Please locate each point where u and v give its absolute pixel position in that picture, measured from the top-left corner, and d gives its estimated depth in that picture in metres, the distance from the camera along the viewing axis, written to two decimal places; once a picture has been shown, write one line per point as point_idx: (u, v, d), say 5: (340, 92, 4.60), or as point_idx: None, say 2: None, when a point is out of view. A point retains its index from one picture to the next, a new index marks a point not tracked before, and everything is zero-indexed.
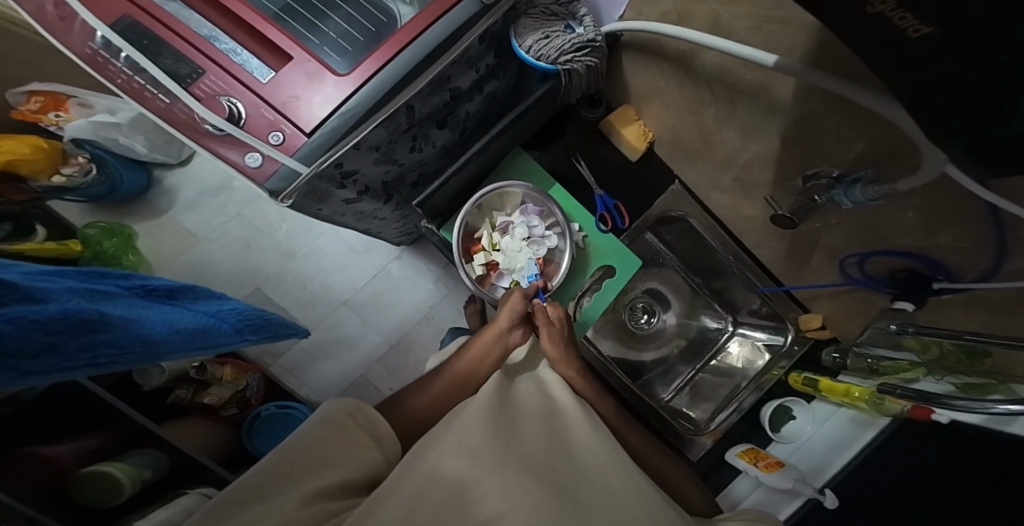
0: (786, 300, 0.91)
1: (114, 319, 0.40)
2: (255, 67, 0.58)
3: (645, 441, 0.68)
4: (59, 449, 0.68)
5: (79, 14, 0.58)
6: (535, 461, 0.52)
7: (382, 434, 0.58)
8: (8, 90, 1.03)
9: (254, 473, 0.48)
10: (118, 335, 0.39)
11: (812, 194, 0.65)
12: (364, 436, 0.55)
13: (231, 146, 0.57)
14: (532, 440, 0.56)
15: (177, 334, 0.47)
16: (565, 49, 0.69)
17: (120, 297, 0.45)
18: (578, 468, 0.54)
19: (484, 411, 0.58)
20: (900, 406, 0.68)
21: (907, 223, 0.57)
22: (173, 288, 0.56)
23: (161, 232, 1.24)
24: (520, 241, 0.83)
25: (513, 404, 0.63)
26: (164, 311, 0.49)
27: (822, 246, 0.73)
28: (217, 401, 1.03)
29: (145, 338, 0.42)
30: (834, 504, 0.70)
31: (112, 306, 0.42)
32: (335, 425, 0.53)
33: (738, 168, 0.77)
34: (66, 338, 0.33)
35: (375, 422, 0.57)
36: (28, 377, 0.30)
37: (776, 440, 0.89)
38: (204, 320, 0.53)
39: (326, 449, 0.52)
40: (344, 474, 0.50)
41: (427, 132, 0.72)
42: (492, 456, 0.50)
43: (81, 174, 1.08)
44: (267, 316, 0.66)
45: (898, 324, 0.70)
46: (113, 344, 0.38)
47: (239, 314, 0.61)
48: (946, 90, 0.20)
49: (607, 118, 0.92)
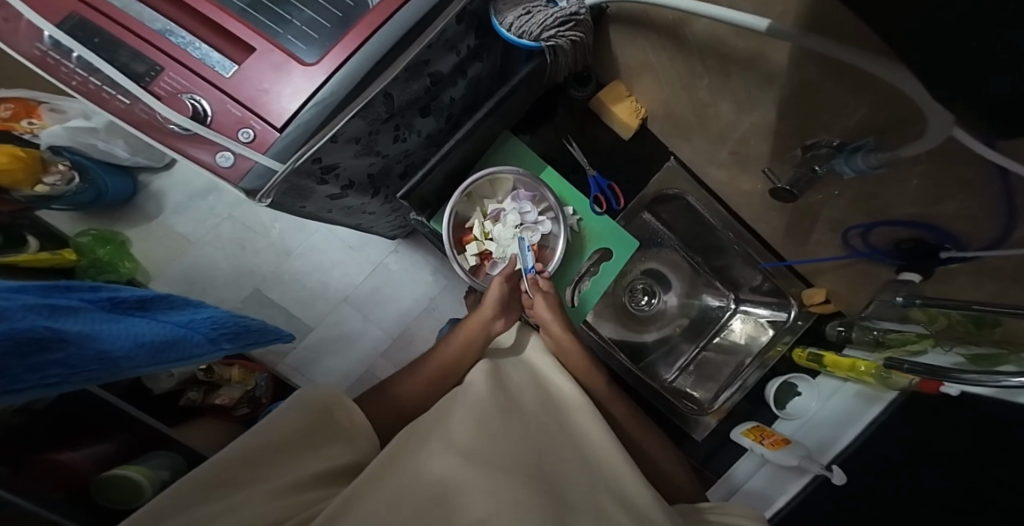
0: (788, 275, 0.89)
1: (71, 335, 0.38)
2: (217, 61, 0.55)
3: (644, 433, 0.68)
4: (74, 455, 0.67)
5: (23, 13, 0.55)
6: (524, 455, 0.51)
7: (358, 423, 0.57)
8: None
9: (224, 454, 0.46)
10: (72, 353, 0.37)
11: (813, 163, 0.61)
12: (339, 432, 0.55)
13: (200, 146, 0.56)
14: (516, 430, 0.54)
15: (143, 347, 0.45)
16: (547, 25, 0.65)
17: (84, 311, 0.44)
18: (565, 466, 0.52)
19: (472, 402, 0.57)
20: (908, 379, 0.68)
21: (910, 192, 0.54)
22: (144, 299, 0.54)
23: (153, 237, 1.22)
24: (513, 229, 0.81)
25: (505, 394, 0.61)
26: (131, 324, 0.48)
27: (824, 219, 0.71)
28: (229, 401, 1.03)
29: (104, 354, 0.40)
30: (842, 480, 0.74)
31: (73, 322, 0.41)
32: (312, 414, 0.53)
33: (735, 141, 0.74)
34: (8, 358, 0.32)
35: (351, 413, 0.57)
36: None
37: (782, 417, 0.90)
38: (174, 332, 0.52)
39: (296, 445, 0.51)
40: (318, 466, 0.50)
41: (409, 120, 0.69)
42: (486, 453, 0.49)
43: (63, 183, 1.06)
44: (245, 323, 0.65)
45: (905, 295, 0.68)
46: (67, 364, 0.36)
47: (213, 323, 0.59)
48: (950, 60, 0.18)
49: (597, 96, 0.88)
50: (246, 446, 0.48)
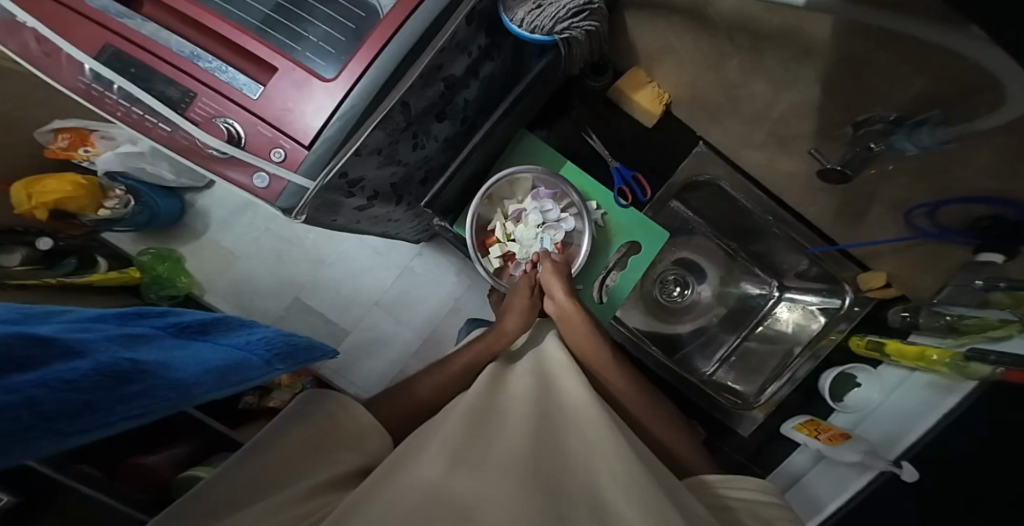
0: (840, 259, 0.82)
1: (147, 365, 0.38)
2: (244, 84, 0.57)
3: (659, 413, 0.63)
4: (156, 458, 0.72)
5: (63, 49, 0.58)
6: (520, 450, 0.45)
7: (366, 426, 0.50)
8: (37, 130, 1.07)
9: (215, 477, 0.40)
10: (151, 384, 0.36)
11: (867, 141, 0.54)
12: (347, 437, 0.49)
13: (238, 168, 0.59)
14: (519, 432, 0.48)
15: (210, 373, 0.44)
16: (560, 17, 0.61)
17: (154, 338, 0.44)
18: (563, 465, 0.46)
19: (465, 406, 0.52)
20: (989, 369, 0.58)
21: (984, 167, 0.46)
22: (205, 323, 0.54)
23: (202, 254, 1.30)
24: (534, 229, 0.79)
25: (499, 406, 0.54)
26: (196, 349, 0.47)
27: (881, 198, 0.64)
28: (281, 403, 1.09)
29: (178, 383, 0.39)
30: (913, 477, 0.68)
31: (147, 351, 0.41)
32: (315, 422, 0.48)
33: (773, 121, 0.67)
34: (101, 395, 0.30)
35: (357, 417, 0.50)
36: (71, 439, 0.27)
37: (839, 410, 0.85)
38: (235, 355, 0.50)
39: (300, 457, 0.45)
40: (322, 479, 0.44)
41: (428, 126, 0.68)
42: (480, 454, 0.44)
43: (121, 206, 1.16)
44: (294, 340, 0.62)
45: (986, 279, 0.61)
46: (148, 394, 0.35)
47: (268, 343, 0.57)
48: None
49: (615, 83, 0.82)
50: (244, 462, 0.42)
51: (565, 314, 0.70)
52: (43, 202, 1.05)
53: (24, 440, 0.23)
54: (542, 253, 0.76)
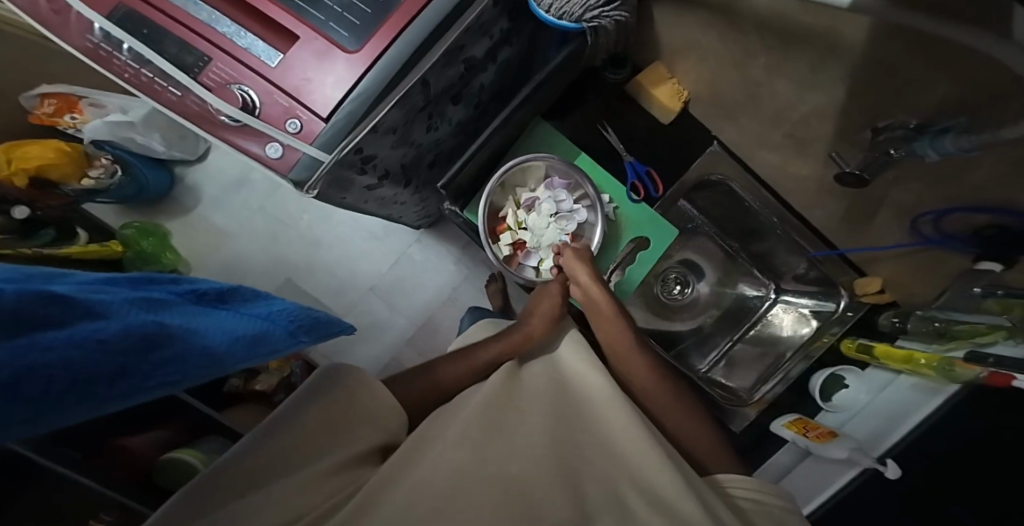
0: (839, 262, 0.85)
1: (174, 329, 0.37)
2: (262, 50, 0.55)
3: (683, 406, 0.59)
4: (138, 441, 0.70)
5: (73, 6, 0.56)
6: (541, 447, 0.43)
7: (387, 404, 0.50)
8: (22, 94, 1.02)
9: (233, 454, 0.38)
10: (183, 350, 0.35)
11: (887, 147, 0.56)
12: (360, 415, 0.47)
13: (250, 138, 0.57)
14: (539, 421, 0.47)
15: (238, 342, 0.44)
16: (591, 5, 0.62)
17: (174, 304, 0.43)
18: (587, 459, 0.45)
19: (485, 397, 0.51)
20: (975, 372, 0.63)
21: (997, 176, 0.48)
22: (222, 291, 0.52)
23: (192, 229, 1.26)
24: (548, 218, 0.79)
25: (516, 394, 0.54)
26: (218, 317, 0.46)
27: (889, 203, 0.66)
28: (268, 387, 1.04)
29: (209, 350, 0.39)
30: (897, 474, 0.70)
31: (170, 315, 0.40)
32: (332, 400, 0.46)
33: (793, 122, 0.69)
34: (133, 360, 0.30)
35: (374, 393, 0.49)
36: (109, 403, 0.28)
37: (826, 409, 0.88)
38: (259, 324, 0.49)
39: (319, 435, 0.44)
40: (340, 458, 0.43)
41: (443, 108, 0.67)
42: (503, 448, 0.43)
43: (106, 176, 1.10)
44: (314, 314, 0.61)
45: (985, 285, 0.63)
46: (182, 362, 0.35)
47: (290, 315, 0.56)
48: None
49: (635, 77, 0.82)
50: (264, 442, 0.40)
51: (593, 301, 0.69)
52: (24, 167, 1.00)
53: (60, 401, 0.24)
54: (562, 245, 0.76)
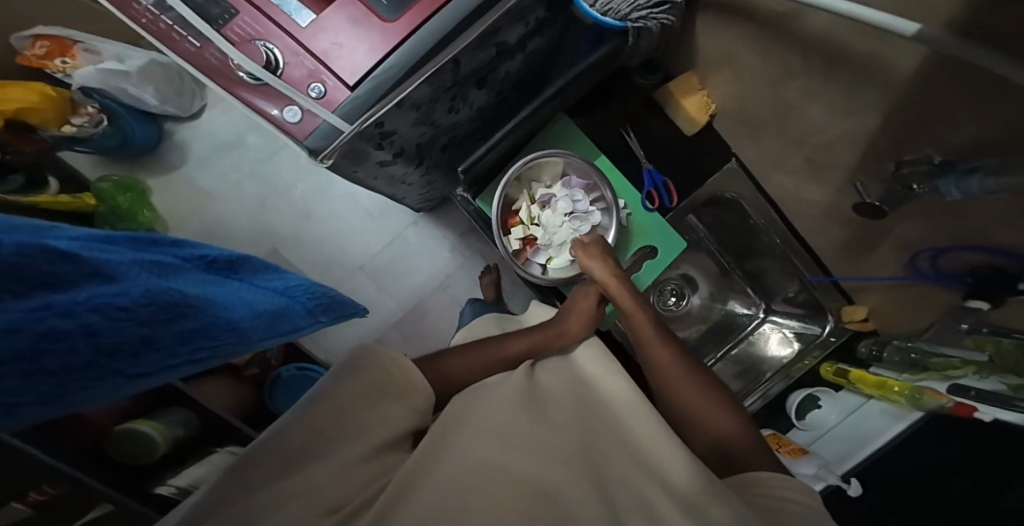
0: (830, 289, 0.88)
1: (195, 300, 0.35)
2: (294, 9, 0.54)
3: (702, 395, 0.57)
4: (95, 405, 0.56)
5: None
6: (570, 444, 0.43)
7: (418, 386, 0.49)
8: (13, 34, 0.96)
9: (271, 435, 0.39)
10: (206, 323, 0.35)
11: (911, 182, 0.55)
12: (393, 393, 0.46)
13: (267, 98, 0.55)
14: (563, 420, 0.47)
15: (260, 317, 0.43)
16: (638, 5, 0.66)
17: (185, 270, 0.40)
18: (619, 460, 0.44)
19: (507, 392, 0.51)
20: (940, 402, 0.67)
21: (1000, 219, 0.49)
22: (232, 259, 0.49)
23: (174, 188, 1.19)
24: (563, 216, 0.79)
25: (542, 389, 0.54)
26: (234, 288, 0.44)
27: (894, 236, 0.68)
28: (242, 359, 0.97)
29: (232, 325, 0.38)
30: (858, 492, 0.76)
31: (185, 283, 0.37)
32: (366, 377, 0.44)
33: (814, 145, 0.70)
34: (157, 330, 0.29)
35: (406, 375, 0.48)
36: (135, 376, 0.26)
37: (798, 426, 0.91)
38: (276, 300, 0.49)
39: (352, 412, 0.42)
40: (374, 440, 0.41)
41: (466, 92, 0.66)
42: (532, 442, 0.42)
43: (91, 126, 1.03)
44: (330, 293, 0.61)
45: (970, 323, 0.64)
46: (206, 334, 0.34)
47: (307, 290, 0.55)
48: None
49: (666, 84, 0.84)
50: (299, 422, 0.40)
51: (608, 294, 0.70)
52: (3, 109, 0.92)
53: (84, 377, 0.22)
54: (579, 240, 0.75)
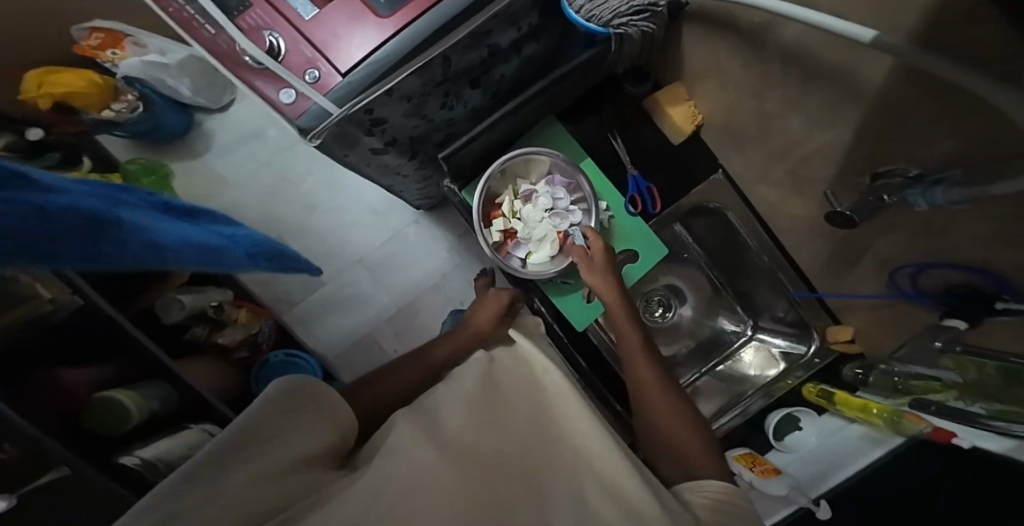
0: (815, 306, 0.87)
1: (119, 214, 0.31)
2: (301, 4, 0.55)
3: (675, 412, 0.59)
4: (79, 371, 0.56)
5: None
6: (511, 449, 0.43)
7: (342, 420, 0.48)
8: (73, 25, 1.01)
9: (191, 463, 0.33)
10: (131, 236, 0.30)
11: (881, 193, 0.56)
12: (320, 426, 0.44)
13: (268, 81, 0.55)
14: (519, 426, 0.47)
15: (189, 246, 0.39)
16: (620, 12, 0.67)
17: (124, 198, 0.37)
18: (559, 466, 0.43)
19: (469, 389, 0.50)
20: (919, 427, 0.65)
21: (977, 234, 0.49)
22: (193, 208, 0.50)
23: (193, 174, 1.22)
24: (542, 212, 0.80)
25: (498, 385, 0.53)
26: (167, 220, 0.40)
27: (874, 252, 0.68)
28: (231, 342, 0.95)
29: (158, 245, 0.34)
30: (826, 515, 0.77)
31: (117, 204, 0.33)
32: (292, 408, 0.43)
33: (798, 159, 0.71)
34: (84, 231, 0.25)
35: (333, 408, 0.47)
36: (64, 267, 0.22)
37: (777, 447, 0.90)
38: (212, 238, 0.46)
39: (280, 442, 0.40)
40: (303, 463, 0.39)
41: (460, 89, 0.67)
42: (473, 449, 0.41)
43: (128, 111, 1.06)
44: (277, 248, 0.63)
45: (943, 340, 0.64)
46: (132, 248, 0.30)
47: (253, 242, 0.57)
48: None
49: (653, 95, 0.85)
50: (226, 449, 0.36)
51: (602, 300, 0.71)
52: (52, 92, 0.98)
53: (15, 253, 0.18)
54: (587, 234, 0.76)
